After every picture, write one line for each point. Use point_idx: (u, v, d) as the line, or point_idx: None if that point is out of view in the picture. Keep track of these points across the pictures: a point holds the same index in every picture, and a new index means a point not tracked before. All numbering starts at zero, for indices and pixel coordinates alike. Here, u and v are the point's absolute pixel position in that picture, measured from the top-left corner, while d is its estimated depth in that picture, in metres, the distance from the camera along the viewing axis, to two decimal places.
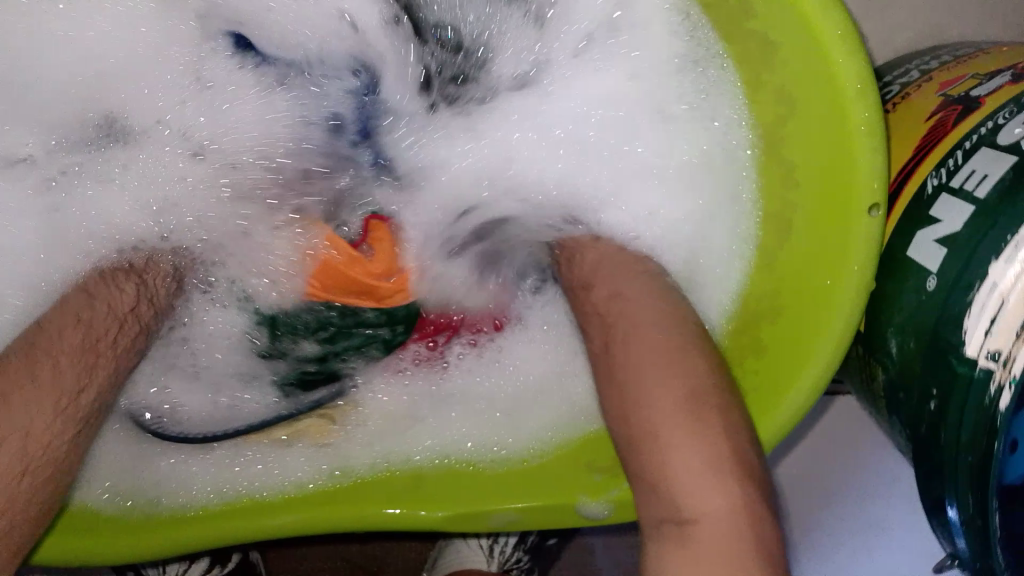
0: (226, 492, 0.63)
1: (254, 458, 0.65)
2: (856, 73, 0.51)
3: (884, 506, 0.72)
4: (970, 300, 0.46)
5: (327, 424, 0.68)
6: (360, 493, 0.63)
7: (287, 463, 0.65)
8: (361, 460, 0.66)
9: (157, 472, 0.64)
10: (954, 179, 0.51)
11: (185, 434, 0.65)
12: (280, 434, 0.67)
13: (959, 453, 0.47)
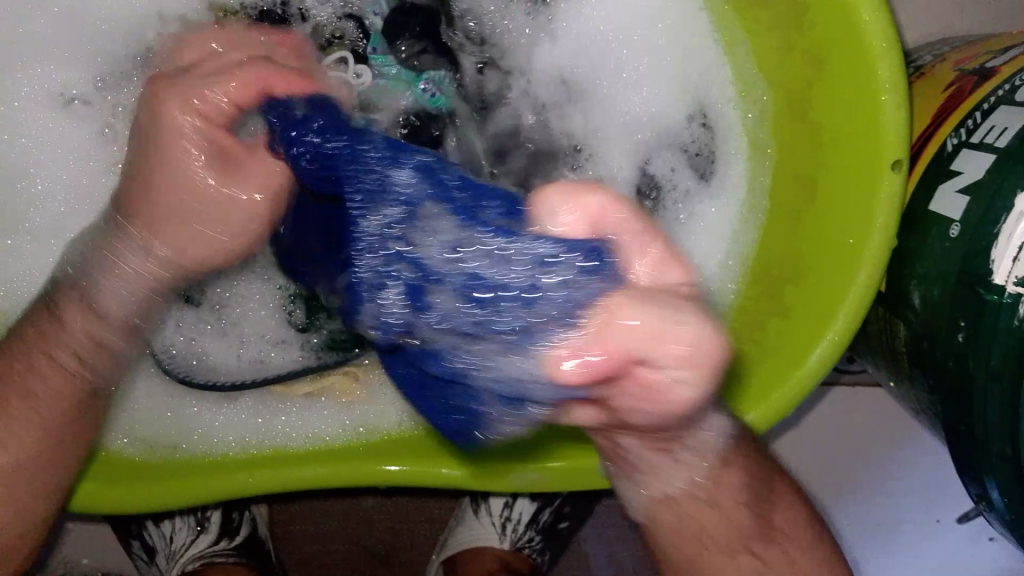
0: (251, 442, 0.64)
1: (283, 412, 0.66)
2: (882, 32, 0.54)
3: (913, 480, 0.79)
4: (998, 231, 0.47)
5: (351, 382, 0.68)
6: (381, 450, 0.63)
7: (308, 417, 0.66)
8: (385, 419, 0.66)
9: (183, 418, 0.65)
10: (975, 135, 0.54)
11: (211, 382, 0.66)
12: (301, 392, 0.67)
13: (987, 382, 0.47)
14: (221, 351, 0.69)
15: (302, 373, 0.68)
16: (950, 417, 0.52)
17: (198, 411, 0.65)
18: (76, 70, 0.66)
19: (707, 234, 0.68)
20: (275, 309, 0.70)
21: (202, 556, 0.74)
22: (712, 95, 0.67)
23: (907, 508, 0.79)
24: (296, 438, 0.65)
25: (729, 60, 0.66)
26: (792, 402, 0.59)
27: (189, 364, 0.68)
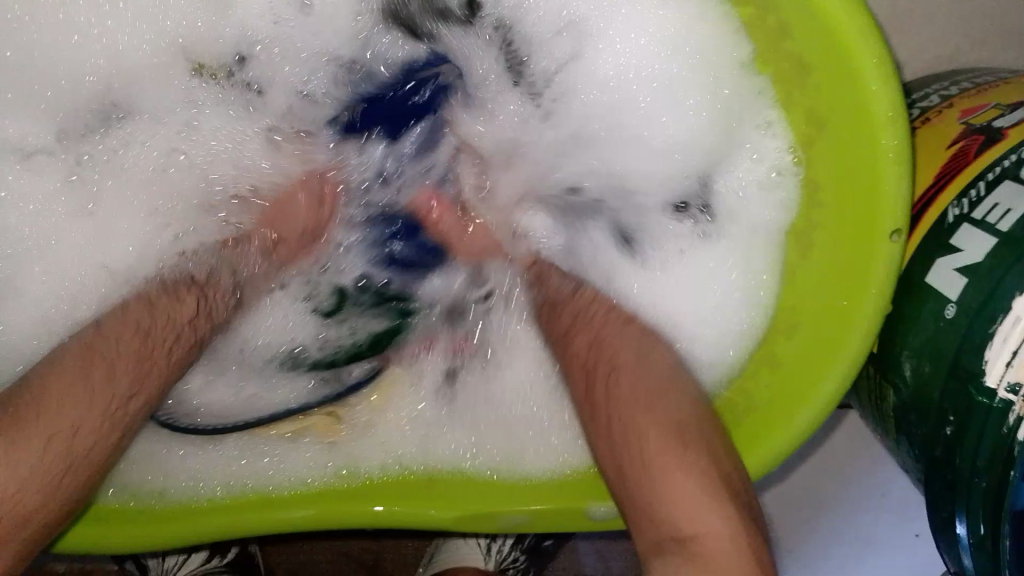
0: (233, 486, 0.64)
1: (266, 454, 0.66)
2: (889, 99, 0.52)
3: (876, 521, 0.79)
4: (993, 331, 0.46)
5: (333, 422, 0.68)
6: (368, 492, 0.64)
7: (294, 457, 0.66)
8: (371, 462, 0.66)
9: (165, 462, 0.65)
10: (976, 210, 0.52)
11: (195, 425, 0.67)
12: (287, 430, 0.68)
13: (972, 476, 0.48)
14: (222, 390, 0.70)
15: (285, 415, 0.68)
16: (933, 496, 0.52)
17: (183, 454, 0.65)
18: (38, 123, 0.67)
19: (713, 278, 0.66)
20: (297, 318, 0.72)
21: (194, 575, 0.75)
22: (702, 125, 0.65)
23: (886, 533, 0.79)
24: (281, 478, 0.65)
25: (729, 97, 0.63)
26: (778, 457, 0.59)
27: (179, 411, 0.68)
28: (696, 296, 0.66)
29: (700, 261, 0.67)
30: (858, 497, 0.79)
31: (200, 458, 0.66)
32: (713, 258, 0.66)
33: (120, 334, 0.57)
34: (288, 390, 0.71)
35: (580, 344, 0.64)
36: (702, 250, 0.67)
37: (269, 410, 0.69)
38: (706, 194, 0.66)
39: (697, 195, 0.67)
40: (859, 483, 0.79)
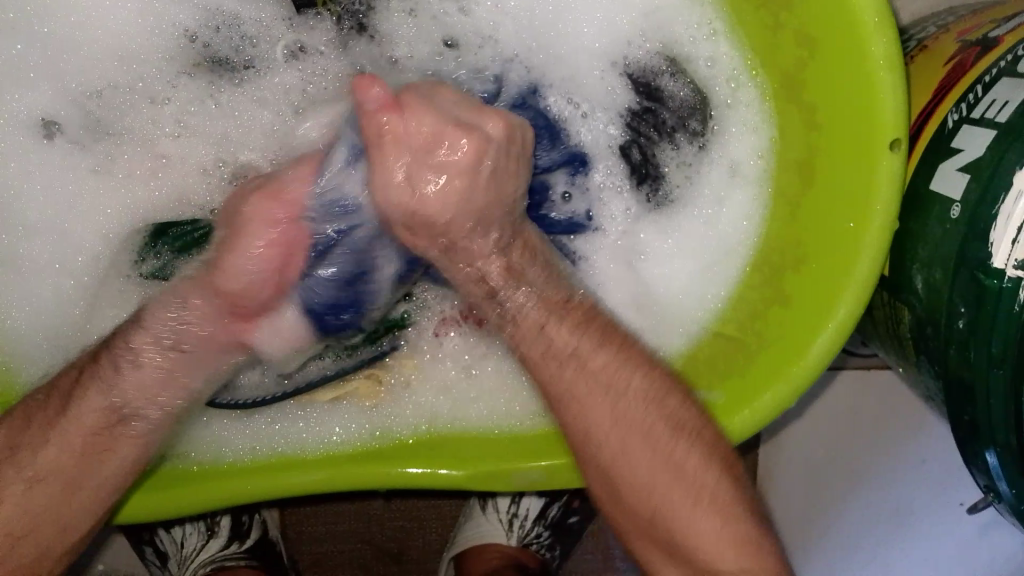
0: (261, 452, 0.64)
1: (302, 416, 0.65)
2: (875, 6, 0.52)
3: (908, 489, 0.75)
4: (997, 212, 0.45)
5: (374, 385, 0.67)
6: (395, 452, 0.62)
7: (328, 422, 0.65)
8: (402, 424, 0.65)
9: (196, 425, 0.64)
10: (975, 111, 0.51)
11: (234, 399, 0.66)
12: (326, 397, 0.66)
13: (989, 369, 0.46)
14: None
15: (322, 382, 0.67)
16: (954, 404, 0.50)
17: (209, 420, 0.65)
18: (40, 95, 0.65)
19: (700, 219, 0.65)
20: None
21: (213, 560, 0.74)
22: (698, 59, 0.65)
23: (928, 503, 0.75)
24: (310, 444, 0.64)
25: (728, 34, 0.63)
26: (794, 392, 0.57)
27: None
28: (702, 239, 0.65)
29: (694, 201, 0.66)
30: (883, 466, 0.76)
31: (228, 429, 0.65)
32: (699, 194, 0.66)
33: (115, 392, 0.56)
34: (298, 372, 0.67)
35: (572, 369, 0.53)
36: (701, 192, 0.66)
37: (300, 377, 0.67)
38: (703, 123, 0.65)
39: (693, 124, 0.66)
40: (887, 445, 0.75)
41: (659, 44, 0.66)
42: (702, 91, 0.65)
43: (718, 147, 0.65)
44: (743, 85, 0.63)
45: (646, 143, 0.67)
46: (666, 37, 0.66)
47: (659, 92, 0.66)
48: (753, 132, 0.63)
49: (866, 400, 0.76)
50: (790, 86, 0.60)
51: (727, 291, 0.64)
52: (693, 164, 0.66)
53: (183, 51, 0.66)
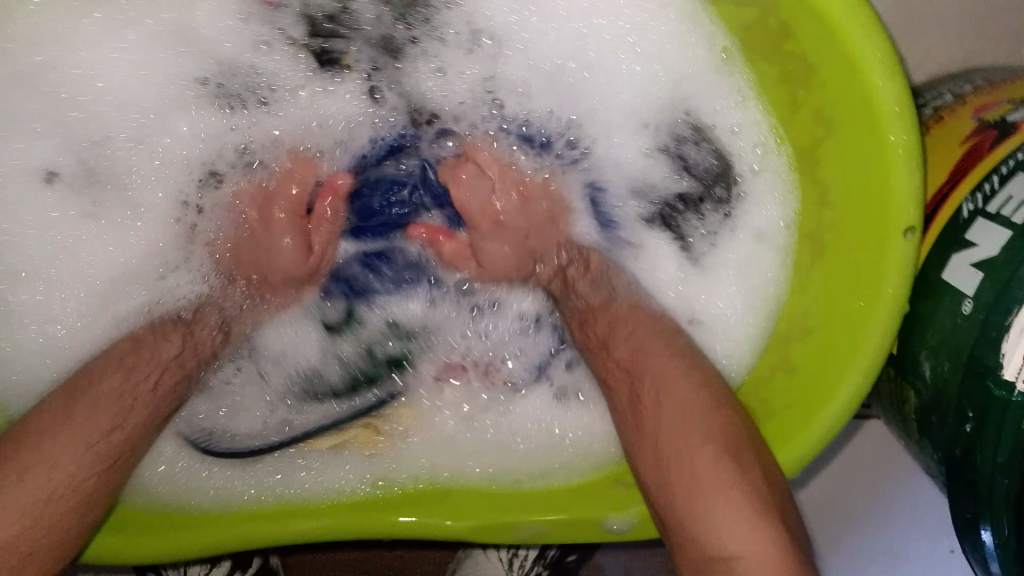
0: (265, 498, 0.64)
1: (302, 466, 0.66)
2: (896, 96, 0.51)
3: (906, 539, 0.75)
4: (1010, 323, 0.45)
5: (372, 434, 0.68)
6: (400, 502, 0.63)
7: (333, 471, 0.65)
8: (404, 473, 0.65)
9: (195, 476, 0.65)
10: (990, 204, 0.52)
11: (233, 448, 0.67)
12: (327, 444, 0.67)
13: (995, 474, 0.46)
14: (256, 402, 0.70)
15: (324, 430, 0.69)
16: (957, 496, 0.50)
17: (206, 471, 0.65)
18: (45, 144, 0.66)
19: (724, 286, 0.66)
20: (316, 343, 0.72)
21: None
22: (717, 122, 0.64)
23: (926, 554, 0.75)
24: (314, 491, 0.64)
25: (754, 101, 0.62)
26: (798, 466, 0.57)
27: (210, 429, 0.68)
28: (711, 308, 0.66)
29: (714, 265, 0.67)
30: (876, 516, 0.76)
31: (230, 474, 0.65)
32: (721, 259, 0.66)
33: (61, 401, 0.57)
34: (300, 417, 0.70)
35: (619, 354, 0.61)
36: (723, 255, 0.66)
37: (301, 427, 0.69)
38: (727, 191, 0.66)
39: (719, 192, 0.66)
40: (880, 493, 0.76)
41: (684, 108, 0.65)
42: (727, 160, 0.65)
43: (742, 215, 0.65)
44: (770, 153, 0.63)
45: (673, 210, 0.69)
46: (689, 99, 0.65)
47: (686, 161, 0.67)
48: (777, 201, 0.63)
49: (864, 451, 0.78)
50: (806, 158, 0.59)
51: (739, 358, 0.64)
52: (716, 231, 0.67)
53: (198, 99, 0.68)
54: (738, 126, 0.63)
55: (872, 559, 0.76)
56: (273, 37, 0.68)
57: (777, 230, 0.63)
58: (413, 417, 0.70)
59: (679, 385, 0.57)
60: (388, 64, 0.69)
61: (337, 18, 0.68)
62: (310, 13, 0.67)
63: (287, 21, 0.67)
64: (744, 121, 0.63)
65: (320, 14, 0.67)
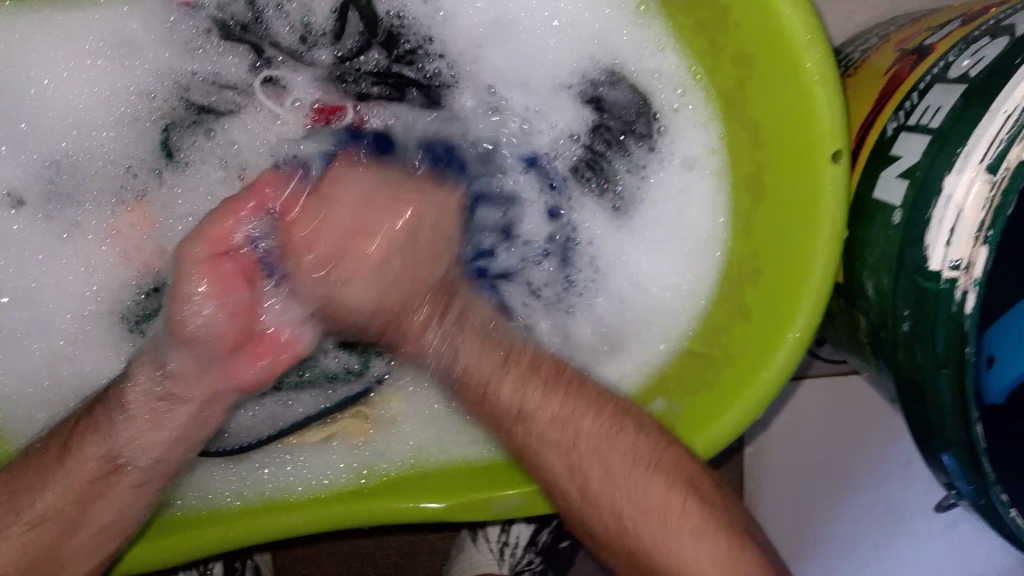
0: (246, 494, 0.64)
1: (289, 460, 0.66)
2: (803, 24, 0.53)
3: (896, 486, 0.74)
4: (930, 216, 0.46)
5: (361, 423, 0.69)
6: (381, 488, 0.63)
7: (319, 461, 0.66)
8: (389, 459, 0.66)
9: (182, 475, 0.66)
10: (911, 118, 0.53)
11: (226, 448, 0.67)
12: (315, 438, 0.68)
13: (936, 369, 0.46)
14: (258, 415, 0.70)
15: (311, 422, 0.69)
16: (908, 404, 0.50)
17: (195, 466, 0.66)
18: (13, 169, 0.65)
19: (667, 221, 0.66)
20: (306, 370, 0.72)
21: None
22: (633, 60, 0.64)
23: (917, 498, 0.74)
24: (302, 482, 0.65)
25: (683, 43, 0.62)
26: (744, 420, 0.58)
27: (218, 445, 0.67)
28: (665, 262, 0.66)
29: (657, 198, 0.66)
30: (866, 467, 0.74)
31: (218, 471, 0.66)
32: (657, 196, 0.66)
33: (54, 453, 0.58)
34: (295, 404, 0.71)
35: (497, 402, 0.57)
36: (657, 196, 0.66)
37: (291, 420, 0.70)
38: (648, 126, 0.65)
39: (639, 128, 0.66)
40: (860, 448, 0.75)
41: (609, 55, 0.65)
42: (644, 93, 0.65)
43: (668, 148, 0.65)
44: (690, 90, 0.63)
45: (599, 155, 0.68)
46: (612, 51, 0.65)
47: (601, 102, 0.67)
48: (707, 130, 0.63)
49: (845, 410, 0.75)
50: (726, 96, 0.61)
51: (705, 291, 0.64)
52: (644, 165, 0.66)
53: (139, 104, 0.66)
54: (656, 70, 0.64)
55: (859, 506, 0.75)
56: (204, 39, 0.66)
57: (715, 170, 0.64)
58: (399, 402, 0.70)
59: (548, 423, 0.56)
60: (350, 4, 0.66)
61: (250, 27, 0.66)
62: (222, 17, 0.65)
63: (203, 28, 0.66)
64: (663, 63, 0.63)
65: (233, 20, 0.66)
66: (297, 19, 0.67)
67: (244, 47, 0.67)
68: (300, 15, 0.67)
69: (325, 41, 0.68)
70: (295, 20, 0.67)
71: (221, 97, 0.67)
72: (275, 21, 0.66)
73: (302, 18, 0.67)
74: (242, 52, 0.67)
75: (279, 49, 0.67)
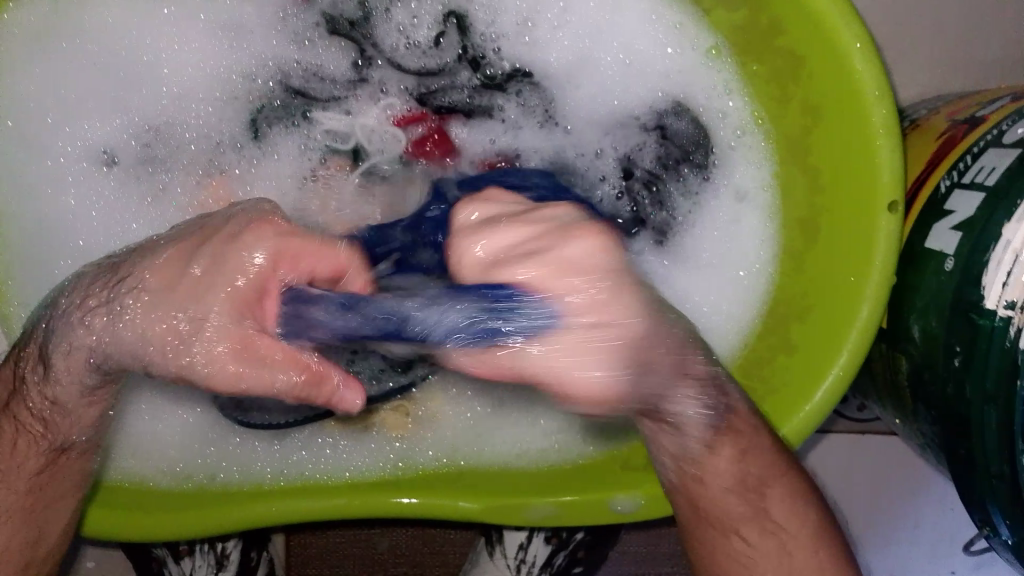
0: (287, 474, 0.66)
1: (329, 444, 0.67)
2: (874, 80, 0.57)
3: (906, 550, 0.79)
4: (988, 259, 0.49)
5: (402, 418, 0.69)
6: (412, 484, 0.64)
7: (357, 449, 0.67)
8: (424, 455, 0.67)
9: (223, 450, 0.67)
10: (966, 176, 0.57)
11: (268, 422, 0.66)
12: (355, 424, 0.68)
13: (985, 403, 0.49)
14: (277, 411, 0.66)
15: (355, 408, 0.68)
16: (951, 441, 0.53)
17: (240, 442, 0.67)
18: (106, 131, 0.68)
19: (719, 249, 0.70)
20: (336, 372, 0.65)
21: None
22: (698, 95, 0.69)
23: (923, 561, 0.79)
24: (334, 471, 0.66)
25: (751, 90, 0.67)
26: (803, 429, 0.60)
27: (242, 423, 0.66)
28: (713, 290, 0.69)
29: (705, 225, 0.70)
30: (881, 522, 0.79)
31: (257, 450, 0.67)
32: (709, 220, 0.70)
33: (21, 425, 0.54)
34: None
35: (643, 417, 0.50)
36: (707, 224, 0.70)
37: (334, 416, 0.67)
38: (706, 157, 0.70)
39: (698, 158, 0.70)
40: (878, 505, 0.79)
41: (679, 90, 0.70)
42: (704, 126, 0.70)
43: (723, 178, 0.69)
44: (749, 132, 0.68)
45: (654, 179, 0.71)
46: (682, 86, 0.69)
47: (665, 129, 0.71)
48: (761, 167, 0.68)
49: (864, 466, 0.79)
50: (787, 140, 0.66)
51: (747, 321, 0.68)
52: (697, 191, 0.70)
53: (240, 85, 0.70)
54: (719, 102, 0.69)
55: (872, 561, 0.79)
56: (312, 32, 0.70)
57: (770, 213, 0.68)
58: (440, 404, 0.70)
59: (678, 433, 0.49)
60: (453, 25, 0.70)
61: (358, 24, 0.70)
62: (331, 13, 0.70)
63: (311, 22, 0.70)
64: (727, 103, 0.68)
65: (342, 17, 0.70)
66: (400, 27, 0.71)
67: (346, 43, 0.70)
68: (404, 27, 0.70)
69: (421, 54, 0.71)
70: (397, 30, 0.71)
71: (320, 86, 0.71)
72: (378, 28, 0.70)
73: (405, 27, 0.70)
74: (345, 51, 0.71)
75: (382, 50, 0.71)
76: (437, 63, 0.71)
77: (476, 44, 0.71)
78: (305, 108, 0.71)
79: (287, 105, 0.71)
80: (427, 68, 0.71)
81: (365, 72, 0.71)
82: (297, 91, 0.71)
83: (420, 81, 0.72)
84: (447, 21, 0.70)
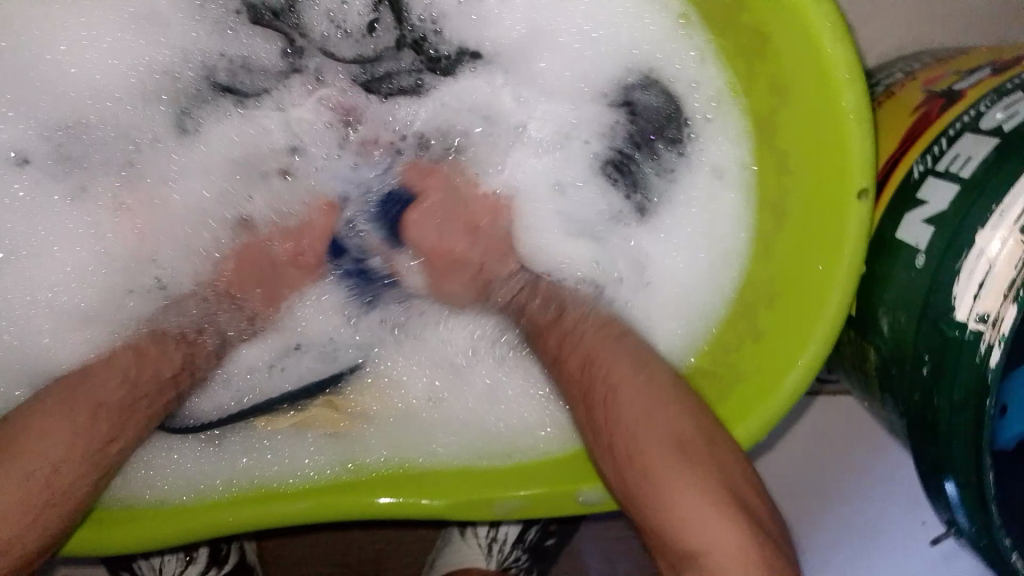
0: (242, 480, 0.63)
1: (269, 446, 0.65)
2: (845, 62, 0.53)
3: (882, 515, 0.76)
4: (959, 267, 0.47)
5: (335, 414, 0.67)
6: (370, 485, 0.62)
7: (296, 451, 0.64)
8: (372, 454, 0.65)
9: (166, 459, 0.64)
10: (940, 163, 0.54)
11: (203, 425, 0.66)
12: (286, 424, 0.66)
13: (953, 414, 0.48)
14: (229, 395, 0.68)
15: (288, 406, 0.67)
16: (918, 443, 0.52)
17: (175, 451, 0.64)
18: (30, 134, 0.67)
19: (696, 228, 0.68)
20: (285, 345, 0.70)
21: None
22: (666, 66, 0.66)
23: (901, 525, 0.76)
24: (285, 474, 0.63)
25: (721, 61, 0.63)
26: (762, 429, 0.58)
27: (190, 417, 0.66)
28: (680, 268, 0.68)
29: (678, 202, 0.68)
30: (841, 486, 0.77)
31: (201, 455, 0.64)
32: (684, 198, 0.68)
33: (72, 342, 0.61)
34: (285, 380, 0.70)
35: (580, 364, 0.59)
36: (681, 200, 0.68)
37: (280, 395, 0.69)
38: (679, 131, 0.67)
39: (672, 132, 0.68)
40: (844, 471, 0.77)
41: (646, 65, 0.67)
42: (677, 100, 0.67)
43: (697, 155, 0.67)
44: (726, 102, 0.65)
45: (628, 158, 0.70)
46: (651, 57, 0.66)
47: (633, 105, 0.68)
48: (735, 142, 0.65)
49: (836, 432, 0.77)
50: (758, 116, 0.62)
51: (720, 302, 0.66)
52: (673, 168, 0.68)
53: (160, 79, 0.67)
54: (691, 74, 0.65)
55: (830, 527, 0.78)
56: (234, 21, 0.68)
57: (743, 189, 0.65)
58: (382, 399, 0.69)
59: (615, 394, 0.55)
60: (383, 11, 0.69)
61: (281, 14, 0.68)
62: (252, 1, 0.67)
63: (233, 9, 0.67)
64: (698, 76, 0.65)
65: (264, 5, 0.68)
66: (329, 10, 0.69)
67: (274, 32, 0.69)
68: (333, 10, 0.69)
69: (355, 41, 0.69)
70: (325, 14, 0.69)
71: (247, 78, 0.69)
72: (306, 15, 0.68)
73: (333, 10, 0.69)
74: (274, 40, 0.69)
75: (311, 37, 0.69)
76: (373, 50, 0.70)
77: (415, 26, 0.69)
78: (237, 101, 0.69)
79: (216, 100, 0.69)
80: (364, 54, 0.70)
81: (299, 64, 0.70)
82: (225, 86, 0.69)
83: (361, 70, 0.70)
84: (377, 4, 0.68)
